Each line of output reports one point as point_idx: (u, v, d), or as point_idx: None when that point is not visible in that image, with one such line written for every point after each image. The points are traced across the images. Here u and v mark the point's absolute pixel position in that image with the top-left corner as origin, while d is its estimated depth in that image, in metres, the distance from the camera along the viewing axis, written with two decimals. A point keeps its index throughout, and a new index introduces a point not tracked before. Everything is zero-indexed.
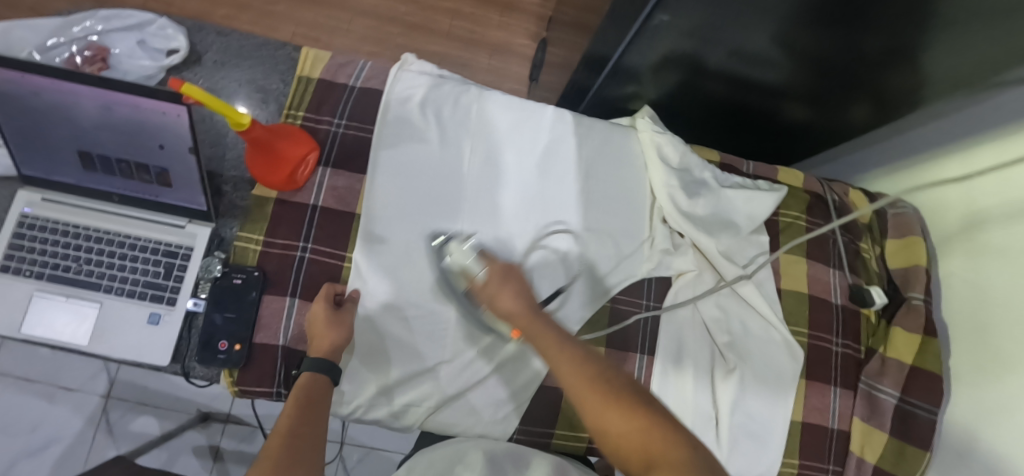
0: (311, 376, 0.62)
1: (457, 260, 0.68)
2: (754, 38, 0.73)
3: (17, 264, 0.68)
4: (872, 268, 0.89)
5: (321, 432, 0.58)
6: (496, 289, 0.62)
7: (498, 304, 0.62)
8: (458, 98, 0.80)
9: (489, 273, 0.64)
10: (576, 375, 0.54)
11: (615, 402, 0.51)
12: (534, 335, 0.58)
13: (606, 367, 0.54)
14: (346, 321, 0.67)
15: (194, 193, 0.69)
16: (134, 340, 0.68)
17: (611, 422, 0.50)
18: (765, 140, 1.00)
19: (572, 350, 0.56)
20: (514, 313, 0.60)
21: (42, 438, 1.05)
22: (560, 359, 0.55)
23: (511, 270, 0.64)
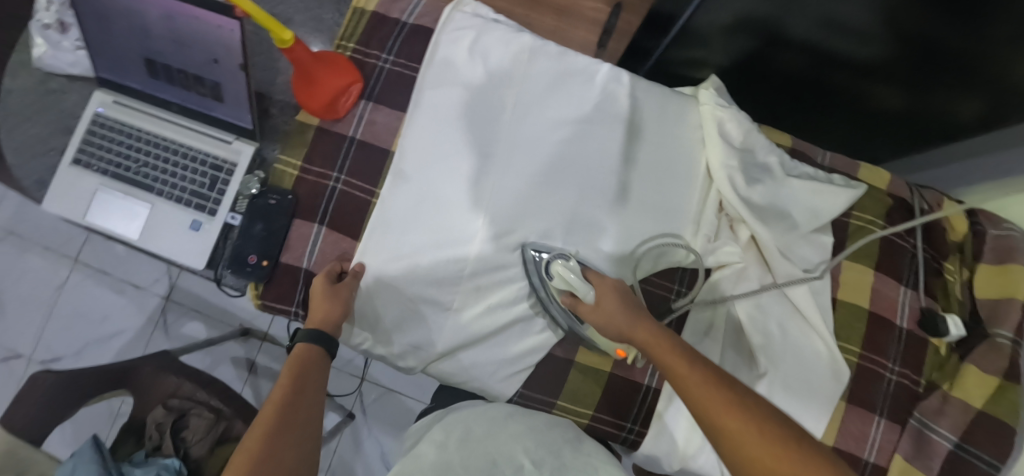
0: (307, 346, 0.62)
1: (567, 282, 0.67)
2: (850, 5, 0.66)
3: (88, 159, 0.75)
4: (955, 293, 0.77)
5: (315, 403, 0.59)
6: (610, 309, 0.62)
7: (615, 321, 0.61)
8: (507, 45, 0.76)
9: (601, 292, 0.64)
10: (704, 389, 0.52)
11: (760, 423, 0.50)
12: (646, 346, 0.58)
13: (739, 382, 0.53)
14: (341, 294, 0.67)
15: (241, 110, 0.71)
16: (174, 242, 0.72)
17: (735, 423, 0.50)
18: (849, 129, 0.89)
19: (700, 369, 0.54)
20: (627, 325, 0.60)
21: (112, 329, 1.25)
22: (682, 369, 0.54)
23: (624, 288, 0.64)
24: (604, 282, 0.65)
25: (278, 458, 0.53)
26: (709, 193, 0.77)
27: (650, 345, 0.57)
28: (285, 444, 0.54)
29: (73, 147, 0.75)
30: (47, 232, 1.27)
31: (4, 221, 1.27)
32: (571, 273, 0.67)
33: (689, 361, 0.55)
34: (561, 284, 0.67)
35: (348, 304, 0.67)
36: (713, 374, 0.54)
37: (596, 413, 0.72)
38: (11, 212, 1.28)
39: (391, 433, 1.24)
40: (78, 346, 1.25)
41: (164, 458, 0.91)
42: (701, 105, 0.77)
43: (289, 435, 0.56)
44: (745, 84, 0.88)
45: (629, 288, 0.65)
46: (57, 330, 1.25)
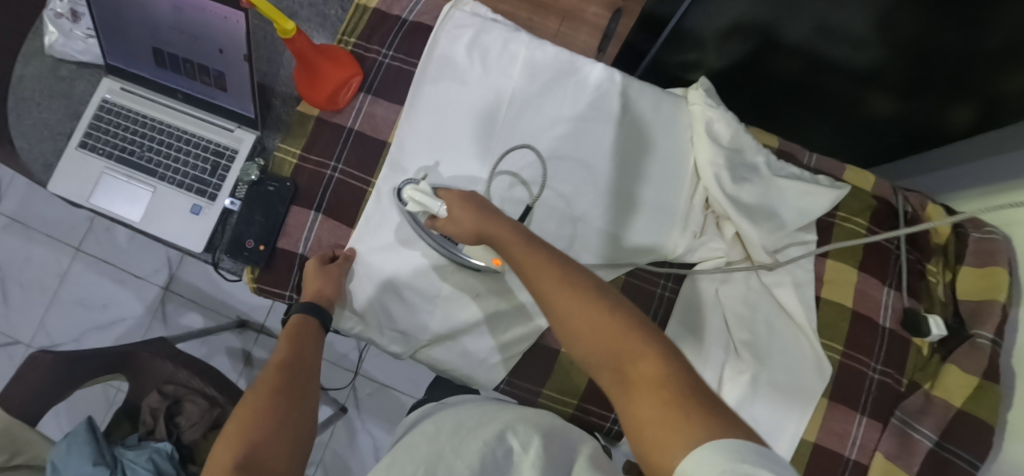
0: (302, 318, 0.67)
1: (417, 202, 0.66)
2: (845, 15, 0.68)
3: (94, 143, 0.77)
4: (938, 294, 0.79)
5: (310, 369, 0.63)
6: (465, 217, 0.62)
7: (471, 226, 0.62)
8: (505, 44, 0.79)
9: (449, 203, 0.64)
10: (547, 277, 0.53)
11: (585, 301, 0.51)
12: (504, 247, 0.58)
13: (578, 270, 0.54)
14: (333, 273, 0.70)
15: (245, 100, 0.73)
16: (174, 225, 0.75)
17: (565, 304, 0.51)
18: (839, 133, 0.91)
19: (539, 259, 0.55)
20: (488, 231, 0.60)
21: (111, 317, 1.27)
22: (531, 266, 0.55)
23: (476, 196, 0.64)
24: (453, 194, 0.65)
25: (280, 409, 0.57)
26: (698, 191, 0.78)
27: (502, 242, 0.59)
28: (283, 402, 0.58)
29: (81, 131, 0.77)
30: (50, 220, 1.29)
31: (9, 209, 1.30)
32: (420, 194, 0.66)
33: (534, 256, 0.55)
34: (416, 209, 0.67)
35: (341, 284, 0.70)
36: (551, 260, 0.55)
37: (583, 404, 0.73)
38: (16, 200, 1.30)
39: (384, 427, 1.25)
40: (77, 333, 1.27)
41: (157, 443, 0.93)
42: (691, 105, 0.79)
43: (290, 391, 0.60)
44: (738, 86, 0.91)
45: (481, 195, 0.65)
46: (57, 317, 1.27)
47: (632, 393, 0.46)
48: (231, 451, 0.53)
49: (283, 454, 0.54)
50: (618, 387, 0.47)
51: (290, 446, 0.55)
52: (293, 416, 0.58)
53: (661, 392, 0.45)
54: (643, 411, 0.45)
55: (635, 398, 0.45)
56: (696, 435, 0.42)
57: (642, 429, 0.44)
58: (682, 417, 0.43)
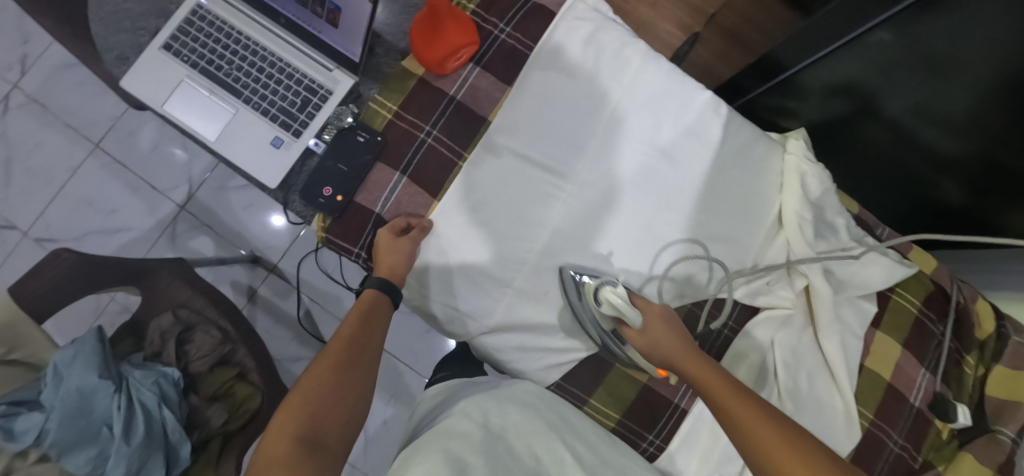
0: (375, 294, 0.66)
1: (609, 301, 0.67)
2: (939, 97, 0.70)
3: (178, 48, 0.73)
4: (967, 383, 0.81)
5: (375, 343, 0.63)
6: (660, 338, 0.65)
7: (660, 348, 0.65)
8: (622, 48, 0.77)
9: (648, 320, 0.67)
10: (745, 409, 0.56)
11: (790, 440, 0.53)
12: (702, 377, 0.61)
13: (778, 411, 0.56)
14: (405, 247, 0.68)
15: (352, 42, 0.68)
16: (251, 153, 0.71)
17: (771, 442, 0.53)
18: (906, 211, 0.93)
19: (737, 396, 0.57)
20: (685, 354, 0.63)
21: (117, 224, 1.21)
22: (727, 397, 0.58)
23: (670, 312, 0.68)
24: (649, 308, 0.68)
25: (343, 388, 0.58)
26: (775, 239, 0.79)
27: (695, 370, 0.62)
28: (347, 376, 0.59)
29: (168, 32, 0.72)
30: (71, 109, 1.22)
31: (30, 87, 1.22)
32: (618, 298, 0.67)
33: (730, 386, 0.59)
34: (608, 310, 0.68)
35: (412, 257, 0.69)
36: (747, 398, 0.57)
37: (623, 420, 0.73)
38: (40, 80, 1.22)
39: (377, 394, 1.22)
40: (79, 232, 1.20)
41: (163, 367, 0.89)
42: (788, 154, 0.80)
43: (353, 371, 0.60)
44: (826, 144, 0.93)
45: (672, 313, 0.68)
46: (60, 211, 1.20)
47: None
48: (295, 420, 0.54)
49: (338, 433, 0.55)
50: None
51: (345, 424, 0.56)
52: (352, 395, 0.58)
53: None
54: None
55: None
56: None
57: None
58: None
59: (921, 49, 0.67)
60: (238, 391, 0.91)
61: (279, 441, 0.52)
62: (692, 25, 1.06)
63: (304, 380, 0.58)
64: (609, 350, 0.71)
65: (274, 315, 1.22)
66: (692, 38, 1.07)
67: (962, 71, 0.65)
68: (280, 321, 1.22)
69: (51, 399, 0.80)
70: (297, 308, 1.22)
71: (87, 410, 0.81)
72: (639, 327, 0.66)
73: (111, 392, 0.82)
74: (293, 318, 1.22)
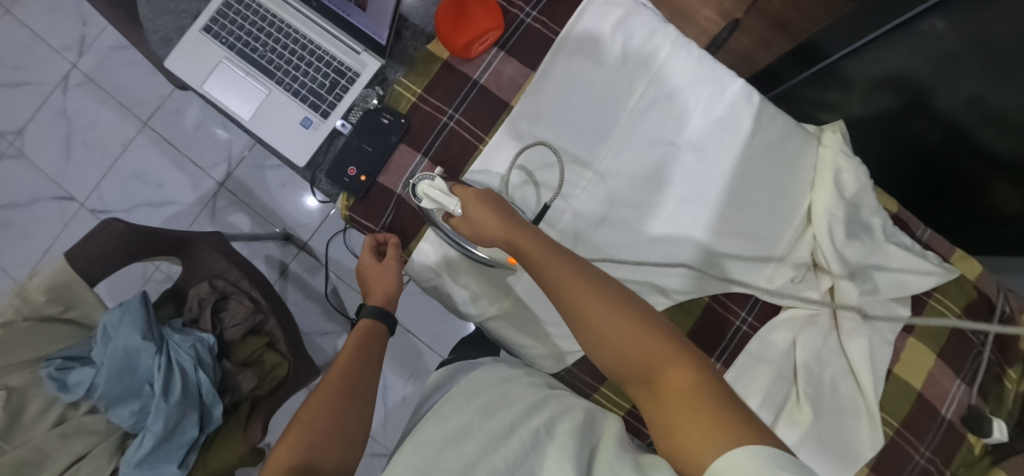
0: (370, 322, 0.69)
1: (431, 198, 0.66)
2: (995, 88, 0.66)
3: (217, 30, 0.76)
4: (1007, 400, 0.77)
5: (371, 371, 0.64)
6: (477, 219, 0.63)
7: (484, 228, 0.63)
8: (651, 34, 0.75)
9: (465, 202, 0.65)
10: (573, 280, 0.57)
11: (612, 304, 0.56)
12: (529, 255, 0.59)
13: (599, 273, 0.59)
14: (390, 265, 0.70)
15: (380, 26, 0.69)
16: (282, 133, 0.74)
17: (594, 310, 0.56)
18: (945, 212, 0.88)
19: (567, 268, 0.58)
20: (502, 227, 0.61)
21: (164, 197, 1.28)
22: (556, 267, 0.58)
23: (490, 193, 0.65)
24: (467, 192, 0.65)
25: (342, 416, 0.59)
26: (803, 236, 0.76)
27: (528, 250, 0.60)
28: (345, 403, 0.60)
29: (207, 15, 0.75)
30: (124, 88, 1.29)
31: (87, 66, 1.29)
32: (435, 191, 0.66)
33: (558, 257, 0.58)
34: (431, 206, 0.67)
35: (401, 274, 0.71)
36: (565, 262, 0.58)
37: (634, 410, 0.73)
38: (97, 60, 1.30)
39: (398, 370, 1.26)
40: (130, 204, 1.28)
41: (201, 333, 0.95)
42: (823, 147, 0.76)
43: (350, 398, 0.60)
44: (866, 140, 0.88)
45: (494, 192, 0.66)
46: (113, 183, 1.28)
47: (661, 400, 0.51)
48: (294, 445, 0.55)
49: (337, 461, 0.56)
50: (649, 390, 0.52)
51: (344, 450, 0.57)
52: (349, 428, 0.58)
53: (693, 397, 0.50)
54: (677, 417, 0.49)
55: (665, 406, 0.50)
56: (726, 435, 0.47)
57: (671, 431, 0.49)
58: (717, 417, 0.48)
59: (981, 40, 0.63)
60: (267, 359, 0.97)
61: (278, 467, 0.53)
62: (733, 11, 0.95)
63: (302, 411, 0.58)
64: (454, 246, 0.70)
65: (305, 290, 1.27)
66: (732, 24, 0.96)
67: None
68: (309, 296, 1.27)
69: (101, 356, 0.86)
70: (325, 285, 1.26)
71: (131, 368, 0.87)
72: (459, 213, 0.65)
73: (153, 352, 0.88)
74: (322, 294, 1.27)
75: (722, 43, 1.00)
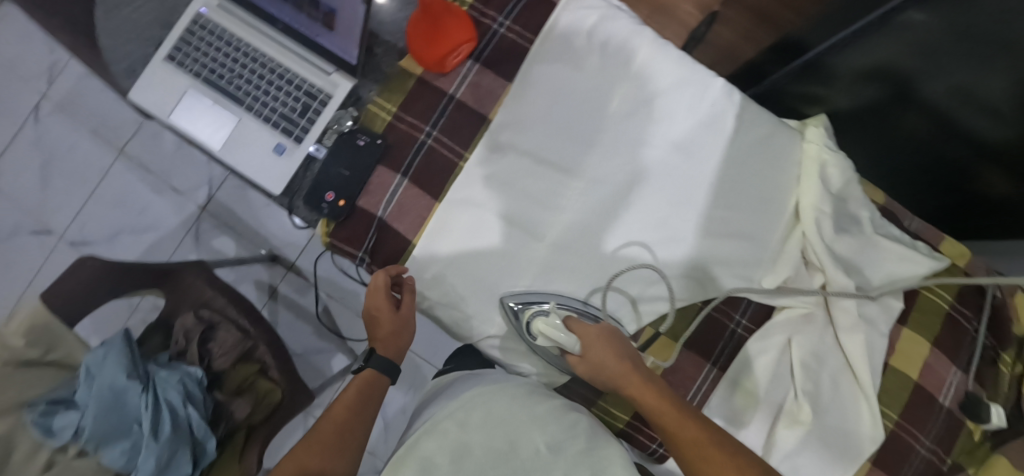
0: (374, 373, 0.69)
1: (542, 331, 0.67)
2: (986, 79, 0.65)
3: (182, 58, 0.74)
4: (1004, 384, 0.77)
5: (367, 418, 0.66)
6: (597, 360, 0.64)
7: (606, 373, 0.64)
8: (629, 37, 0.74)
9: (588, 344, 0.65)
10: (695, 436, 0.56)
11: (738, 467, 0.54)
12: (647, 404, 0.60)
13: (718, 429, 0.58)
14: (406, 312, 0.70)
15: (349, 45, 0.67)
16: (255, 161, 0.72)
17: (719, 473, 0.54)
18: (938, 201, 0.87)
19: (690, 424, 0.58)
20: (627, 375, 0.62)
21: (145, 224, 1.25)
22: (675, 422, 0.58)
23: (611, 333, 0.66)
24: (591, 332, 0.66)
25: (330, 460, 0.61)
26: (793, 232, 0.75)
27: (645, 397, 0.60)
28: (336, 448, 0.62)
29: (171, 43, 0.73)
30: (97, 115, 1.26)
31: (58, 95, 1.26)
32: (550, 328, 0.67)
33: (680, 410, 0.59)
34: (543, 341, 0.68)
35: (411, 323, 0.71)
36: (688, 417, 0.58)
37: (634, 420, 0.72)
38: (66, 87, 1.26)
39: (395, 385, 1.25)
40: (110, 233, 1.25)
41: (188, 366, 0.92)
42: (807, 142, 0.75)
43: (341, 444, 0.63)
44: (851, 132, 0.87)
45: (616, 331, 0.67)
46: (92, 213, 1.25)
47: None
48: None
49: None
50: None
51: None
52: (333, 475, 0.60)
53: None
54: None
55: None
56: None
57: None
58: None
59: (965, 31, 0.62)
60: (260, 386, 0.95)
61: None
62: None
63: (295, 450, 0.61)
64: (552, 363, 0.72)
65: (296, 311, 1.25)
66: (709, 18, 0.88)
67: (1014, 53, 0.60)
68: (301, 316, 1.25)
69: (85, 398, 0.84)
70: (315, 304, 1.24)
71: (118, 407, 0.85)
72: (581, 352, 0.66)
73: (140, 391, 0.86)
74: (313, 314, 1.25)
75: (702, 36, 0.92)
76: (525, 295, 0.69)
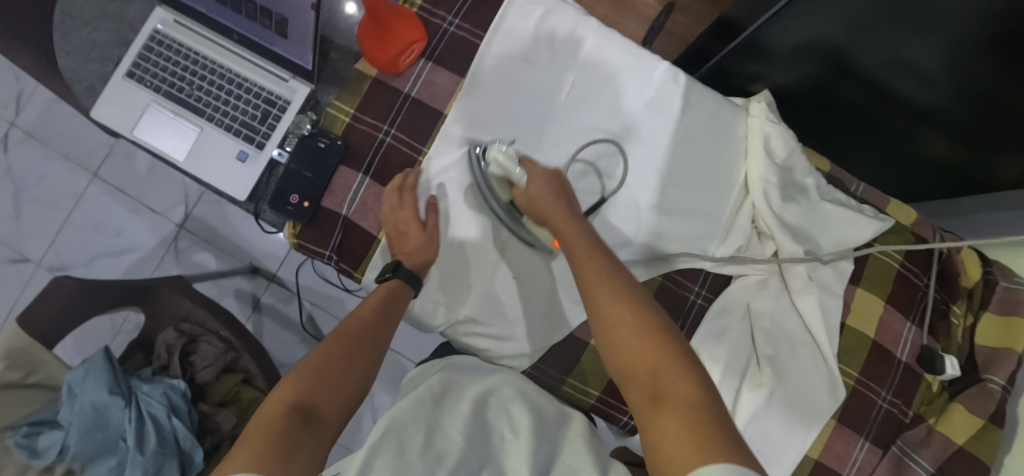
0: (399, 284, 0.68)
1: (497, 165, 0.70)
2: (916, 45, 0.68)
3: (140, 74, 0.75)
4: (957, 336, 0.80)
5: (387, 333, 0.65)
6: (537, 195, 0.68)
7: (540, 209, 0.68)
8: (575, 27, 0.77)
9: (532, 177, 0.69)
10: (599, 281, 0.59)
11: (632, 307, 0.56)
12: (575, 252, 0.63)
13: (631, 281, 0.60)
14: (430, 233, 0.71)
15: (304, 51, 0.69)
16: (219, 170, 0.74)
17: (614, 312, 0.56)
18: (884, 166, 0.91)
19: (604, 272, 0.60)
20: (557, 214, 0.67)
21: (124, 245, 1.26)
22: (591, 267, 0.60)
23: (556, 178, 0.70)
24: (536, 170, 0.70)
25: (349, 368, 0.59)
26: (744, 205, 0.79)
27: (569, 238, 0.64)
28: (354, 360, 0.60)
29: (128, 60, 0.75)
30: (69, 141, 1.27)
31: (28, 123, 1.27)
32: (505, 157, 0.69)
33: (600, 259, 0.61)
34: (495, 171, 0.71)
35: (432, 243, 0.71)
36: (608, 266, 0.60)
37: (604, 396, 0.75)
38: (36, 115, 1.27)
39: (383, 388, 1.26)
40: (89, 256, 1.26)
41: (171, 379, 0.93)
42: (751, 117, 0.79)
43: (360, 354, 0.61)
44: (798, 105, 0.91)
45: (561, 178, 0.71)
46: (70, 238, 1.26)
47: (660, 411, 0.48)
48: (293, 391, 0.55)
49: (336, 408, 0.56)
50: (648, 403, 0.50)
51: (343, 399, 0.57)
52: (352, 377, 0.59)
53: (689, 413, 0.47)
54: (666, 430, 0.47)
55: (660, 416, 0.48)
56: (717, 461, 0.43)
57: (660, 447, 0.46)
58: (705, 437, 0.45)
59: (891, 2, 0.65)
60: (244, 396, 0.96)
61: (274, 409, 0.53)
62: None
63: (312, 353, 0.59)
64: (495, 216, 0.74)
65: (280, 321, 1.27)
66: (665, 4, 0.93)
67: (938, 18, 0.63)
68: (285, 326, 1.26)
69: (68, 417, 0.85)
70: (299, 313, 1.26)
71: (103, 424, 0.87)
72: (523, 186, 0.69)
73: (123, 406, 0.87)
74: (297, 323, 1.26)
75: (661, 25, 0.96)
76: (487, 143, 0.71)
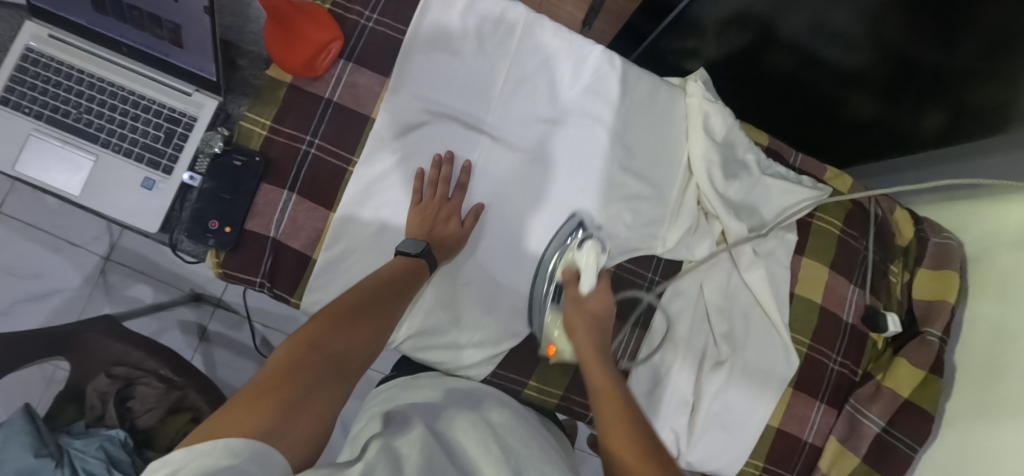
0: (421, 263, 0.65)
1: (581, 257, 0.71)
2: (837, 11, 0.68)
3: (16, 100, 0.65)
4: (896, 292, 0.84)
5: (406, 293, 0.63)
6: (578, 318, 0.69)
7: (574, 324, 0.68)
8: (503, 14, 0.73)
9: (593, 294, 0.71)
10: (614, 405, 0.60)
11: (639, 436, 0.56)
12: (596, 377, 0.63)
13: (641, 413, 0.60)
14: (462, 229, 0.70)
15: (205, 61, 0.63)
16: (124, 201, 0.66)
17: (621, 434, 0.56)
18: (818, 130, 0.92)
19: (621, 401, 0.60)
20: (587, 343, 0.67)
21: (43, 288, 1.13)
22: (607, 392, 0.61)
23: (603, 319, 0.70)
24: (602, 287, 0.71)
25: (369, 320, 0.57)
26: (689, 186, 0.78)
27: (591, 366, 0.65)
28: (374, 312, 0.58)
29: None
30: None
31: None
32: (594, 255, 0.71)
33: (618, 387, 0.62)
34: (579, 260, 0.71)
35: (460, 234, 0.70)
36: (623, 395, 0.61)
37: (568, 394, 0.75)
38: None
39: None
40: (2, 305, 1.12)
41: (108, 429, 0.83)
42: (688, 97, 0.78)
43: (379, 310, 0.59)
44: (732, 77, 0.90)
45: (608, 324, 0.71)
46: None
47: None
48: (316, 331, 0.52)
49: (357, 358, 0.54)
50: None
51: (364, 351, 0.55)
52: (374, 333, 0.56)
53: None
54: None
55: None
56: None
57: None
58: None
59: None
60: None
61: (299, 345, 0.50)
62: None
63: (332, 303, 0.57)
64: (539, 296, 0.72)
65: (232, 348, 1.18)
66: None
67: None
68: (238, 353, 1.18)
69: None
70: (252, 337, 1.17)
71: None
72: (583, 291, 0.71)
73: (53, 467, 0.76)
74: (251, 347, 1.18)
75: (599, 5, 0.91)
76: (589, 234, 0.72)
